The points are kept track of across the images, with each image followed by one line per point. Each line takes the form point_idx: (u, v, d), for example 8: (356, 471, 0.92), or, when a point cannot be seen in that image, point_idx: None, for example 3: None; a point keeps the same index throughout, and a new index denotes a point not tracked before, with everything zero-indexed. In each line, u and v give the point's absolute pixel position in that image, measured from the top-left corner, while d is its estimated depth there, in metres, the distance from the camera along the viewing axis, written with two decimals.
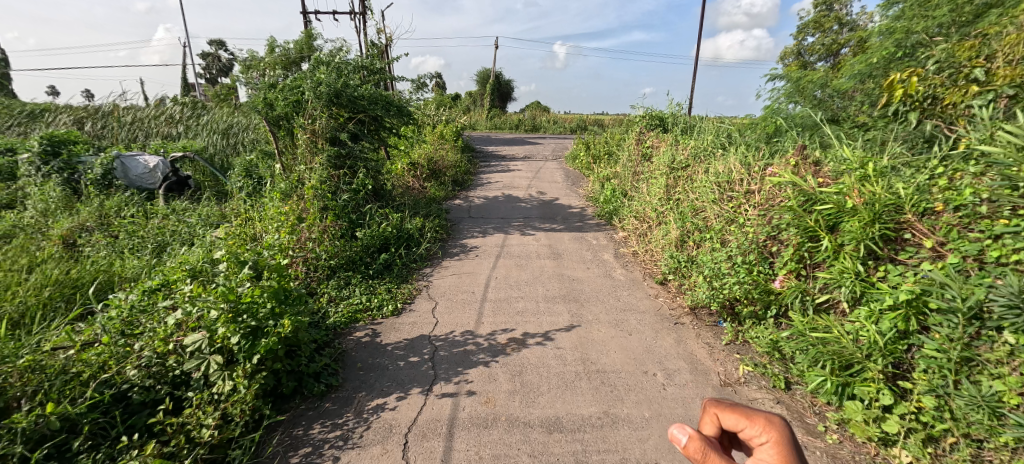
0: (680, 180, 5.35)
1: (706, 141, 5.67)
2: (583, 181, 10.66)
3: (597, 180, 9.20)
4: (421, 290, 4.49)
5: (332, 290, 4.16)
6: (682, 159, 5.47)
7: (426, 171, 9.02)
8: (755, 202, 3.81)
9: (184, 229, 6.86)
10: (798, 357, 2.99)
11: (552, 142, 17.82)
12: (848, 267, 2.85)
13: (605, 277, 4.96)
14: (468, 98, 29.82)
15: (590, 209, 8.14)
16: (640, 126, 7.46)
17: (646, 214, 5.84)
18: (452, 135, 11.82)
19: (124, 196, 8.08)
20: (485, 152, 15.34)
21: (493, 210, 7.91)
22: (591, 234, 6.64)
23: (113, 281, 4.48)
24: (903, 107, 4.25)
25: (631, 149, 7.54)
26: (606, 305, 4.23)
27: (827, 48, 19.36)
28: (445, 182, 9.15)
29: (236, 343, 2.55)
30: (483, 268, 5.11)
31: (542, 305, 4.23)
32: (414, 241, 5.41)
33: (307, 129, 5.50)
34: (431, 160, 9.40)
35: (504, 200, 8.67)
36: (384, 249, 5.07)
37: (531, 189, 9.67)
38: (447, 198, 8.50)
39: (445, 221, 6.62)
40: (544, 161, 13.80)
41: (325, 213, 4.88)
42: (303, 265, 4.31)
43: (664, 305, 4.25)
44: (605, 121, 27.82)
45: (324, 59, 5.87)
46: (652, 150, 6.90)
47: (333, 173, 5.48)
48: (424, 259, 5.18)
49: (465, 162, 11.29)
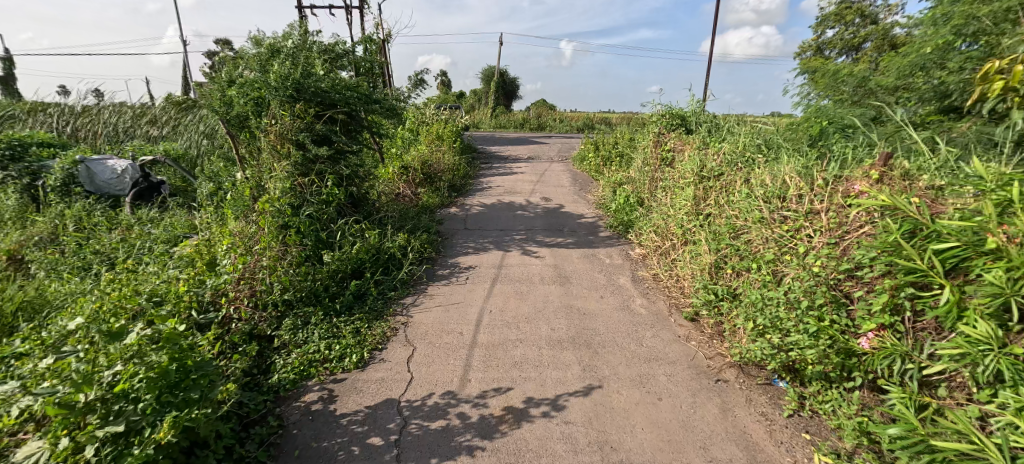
0: (710, 191, 4.48)
1: (740, 144, 4.80)
2: (592, 185, 9.78)
3: (608, 185, 8.34)
4: (398, 330, 3.67)
5: (285, 335, 3.34)
6: (711, 166, 4.61)
7: (419, 176, 8.19)
8: (823, 227, 2.96)
9: (144, 243, 6.06)
10: (902, 454, 2.16)
11: (558, 142, 16.97)
12: (985, 335, 2.08)
13: (622, 311, 4.11)
14: (472, 97, 29.00)
15: (600, 219, 7.29)
16: (656, 127, 6.58)
17: (669, 229, 4.98)
18: (451, 137, 10.98)
19: (86, 204, 7.28)
20: (486, 153, 14.49)
21: (493, 219, 7.07)
22: (603, 251, 5.77)
23: (26, 316, 3.69)
24: (1000, 102, 3.38)
25: (647, 151, 6.65)
26: (625, 353, 3.38)
27: (848, 42, 18.40)
28: (439, 188, 8.30)
29: (93, 453, 1.79)
30: (476, 298, 4.28)
31: (547, 352, 3.37)
32: (395, 263, 4.58)
33: (269, 132, 4.79)
34: (426, 163, 8.58)
35: (505, 208, 7.83)
36: (356, 275, 4.25)
37: (535, 195, 8.83)
38: (442, 207, 7.67)
39: (436, 236, 5.79)
40: (549, 163, 12.94)
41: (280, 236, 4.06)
42: (248, 302, 3.47)
43: (699, 353, 3.39)
44: (613, 120, 26.94)
45: (281, 46, 5.20)
46: (672, 154, 6.02)
47: (299, 185, 4.68)
48: (406, 286, 4.35)
49: (464, 165, 10.46)
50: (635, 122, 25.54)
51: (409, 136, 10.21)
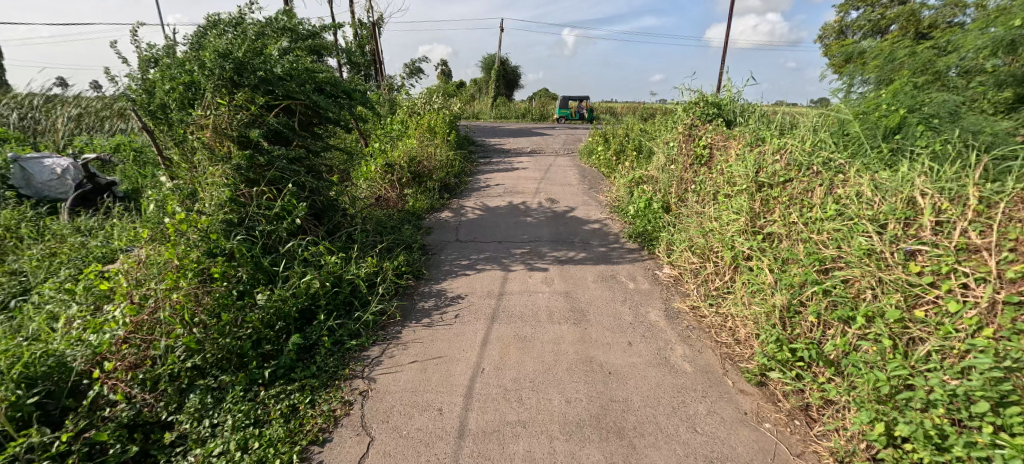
0: (772, 203, 3.40)
1: (807, 140, 3.71)
2: (604, 182, 8.69)
3: (624, 185, 7.24)
4: (354, 405, 2.64)
5: (185, 425, 2.36)
6: (774, 170, 3.52)
7: (406, 175, 7.11)
8: (995, 275, 2.08)
9: (70, 260, 5.03)
10: None
11: (563, 134, 15.80)
12: None
13: (660, 365, 3.07)
14: (472, 86, 27.74)
15: (617, 225, 6.20)
16: (685, 117, 5.47)
17: (712, 249, 3.91)
18: (445, 128, 9.84)
19: (17, 209, 6.22)
20: (485, 146, 13.35)
21: (490, 227, 6.01)
22: (624, 270, 4.70)
23: None
24: None
25: (675, 145, 5.55)
26: (672, 449, 2.37)
27: (874, 24, 17.11)
28: (429, 188, 7.21)
29: None
30: (466, 346, 3.25)
31: (561, 448, 2.37)
32: (360, 297, 3.54)
33: (198, 126, 3.72)
34: (414, 159, 7.49)
35: (505, 212, 6.76)
36: (306, 318, 3.22)
37: (540, 195, 7.77)
38: (431, 211, 6.61)
39: (419, 252, 4.74)
40: (554, 156, 11.80)
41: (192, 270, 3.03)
42: (133, 377, 2.46)
43: (778, 448, 2.38)
44: (619, 109, 25.72)
45: (223, 20, 4.12)
46: (710, 151, 4.91)
47: (237, 196, 3.64)
48: (372, 330, 3.33)
49: (460, 161, 9.34)
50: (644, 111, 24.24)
51: (397, 129, 9.10)
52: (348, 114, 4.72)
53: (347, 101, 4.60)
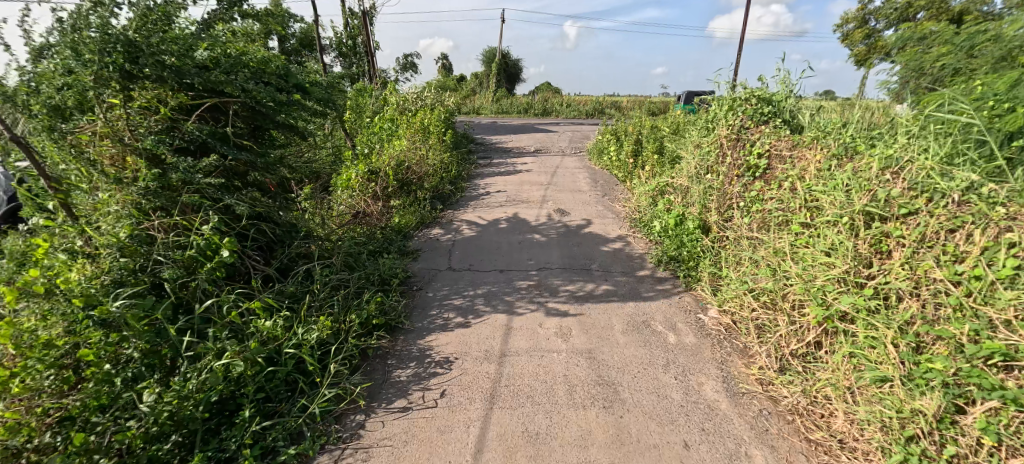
0: (891, 244, 2.42)
1: (924, 151, 2.70)
2: (618, 188, 7.71)
3: (646, 194, 6.22)
4: None
5: None
6: (886, 196, 2.53)
7: (392, 183, 6.12)
8: None
9: None
10: None
11: (569, 130, 14.76)
12: None
13: None
14: (471, 80, 26.62)
15: (642, 245, 5.20)
16: (729, 117, 4.45)
17: (786, 297, 2.93)
18: (439, 127, 8.82)
19: None
20: (485, 144, 12.32)
21: (490, 248, 5.04)
22: (659, 313, 3.71)
23: None
24: None
25: (715, 152, 4.53)
26: None
27: (900, 13, 15.99)
28: (419, 199, 6.21)
29: None
30: (459, 452, 2.30)
31: None
32: (306, 373, 2.58)
33: (87, 136, 2.74)
34: (403, 164, 6.49)
35: (508, 227, 5.78)
36: (225, 413, 2.26)
37: (547, 204, 6.79)
38: (421, 228, 5.64)
39: (400, 290, 3.78)
40: (560, 156, 10.77)
41: (42, 351, 2.09)
42: None
43: None
44: (625, 104, 24.61)
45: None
46: (765, 160, 3.91)
47: (137, 231, 2.70)
48: (321, 426, 2.38)
49: (457, 164, 8.34)
50: (652, 105, 23.12)
51: (386, 129, 8.08)
52: (309, 115, 3.71)
53: (304, 99, 3.59)
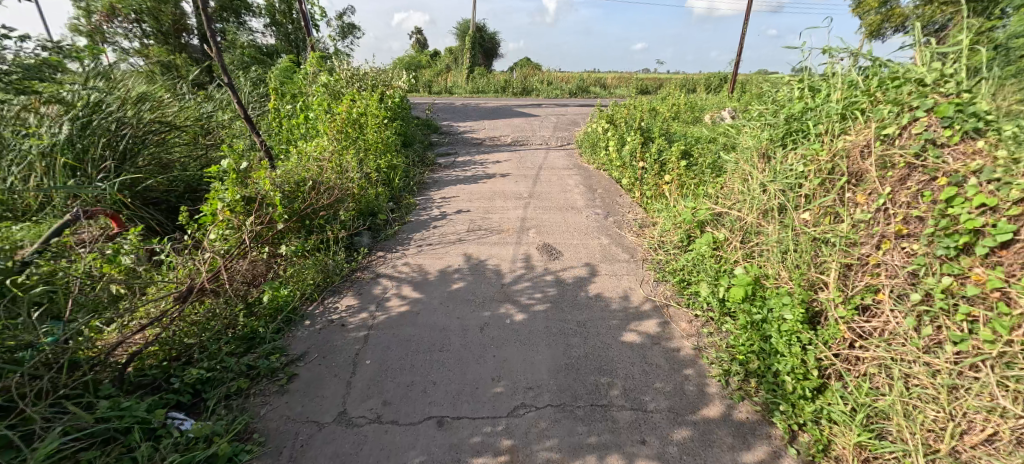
0: None
1: None
2: (624, 201, 5.67)
3: (676, 225, 4.16)
4: None
5: None
6: None
7: (287, 213, 3.95)
8: None
9: None
10: None
11: (552, 114, 12.63)
12: None
13: None
14: (443, 55, 23.99)
15: (687, 325, 3.11)
16: (887, 117, 2.51)
17: None
18: (382, 119, 6.56)
19: None
20: (451, 134, 10.01)
21: (439, 338, 2.96)
22: None
23: None
24: None
25: (848, 178, 2.62)
26: None
27: None
28: (330, 239, 4.02)
29: None
30: None
31: None
32: None
33: None
34: (310, 182, 4.32)
35: (467, 283, 3.68)
36: None
37: (529, 232, 4.73)
38: (324, 292, 3.53)
39: None
40: (544, 151, 8.56)
41: None
42: None
43: None
44: (611, 81, 22.29)
45: None
46: (1010, 216, 1.98)
47: None
48: None
49: (404, 170, 6.19)
50: (641, 82, 20.86)
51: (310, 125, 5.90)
52: None
53: None
